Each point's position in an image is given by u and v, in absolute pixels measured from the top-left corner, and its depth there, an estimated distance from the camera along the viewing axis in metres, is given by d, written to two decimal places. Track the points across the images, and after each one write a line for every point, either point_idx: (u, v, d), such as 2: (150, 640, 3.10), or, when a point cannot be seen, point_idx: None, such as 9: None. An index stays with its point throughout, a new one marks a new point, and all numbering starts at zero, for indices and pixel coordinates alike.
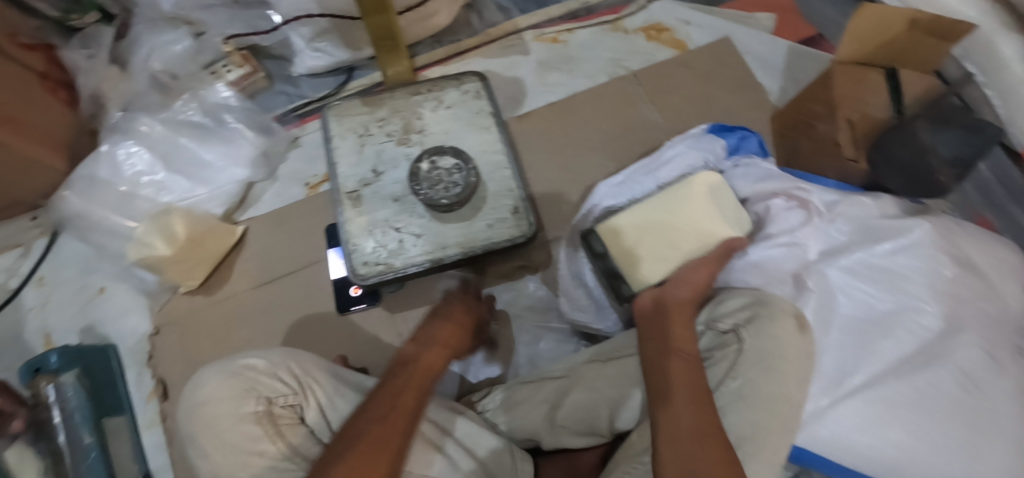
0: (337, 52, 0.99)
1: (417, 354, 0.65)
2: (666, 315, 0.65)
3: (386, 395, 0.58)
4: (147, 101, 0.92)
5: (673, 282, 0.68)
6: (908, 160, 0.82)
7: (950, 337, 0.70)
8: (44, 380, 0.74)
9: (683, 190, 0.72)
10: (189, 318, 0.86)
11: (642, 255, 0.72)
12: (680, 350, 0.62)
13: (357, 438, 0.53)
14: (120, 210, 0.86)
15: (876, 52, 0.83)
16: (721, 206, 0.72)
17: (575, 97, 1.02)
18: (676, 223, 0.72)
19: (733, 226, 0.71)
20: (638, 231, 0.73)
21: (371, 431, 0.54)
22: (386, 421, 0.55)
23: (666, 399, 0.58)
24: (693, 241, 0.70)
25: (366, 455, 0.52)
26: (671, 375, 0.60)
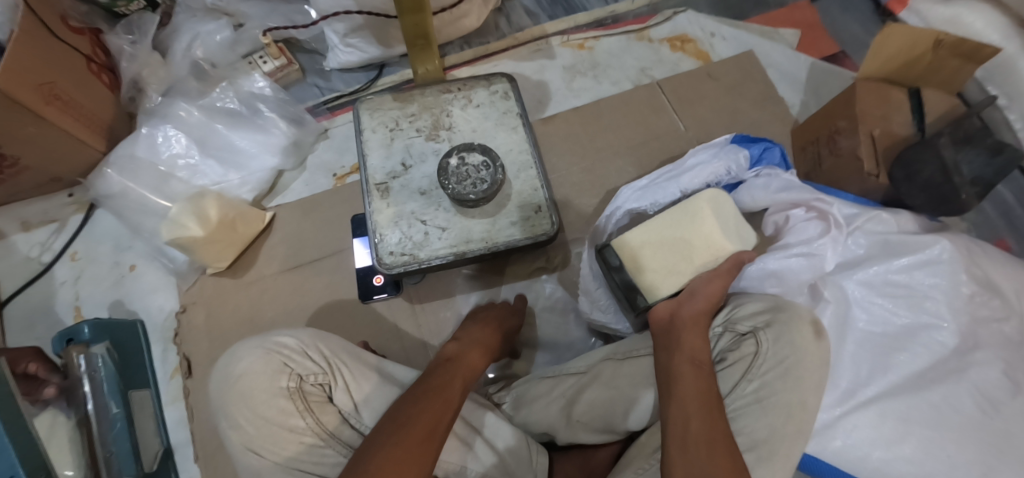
0: (369, 48, 1.01)
1: (460, 353, 0.68)
2: (683, 322, 0.66)
3: (423, 391, 0.60)
4: (186, 87, 0.95)
5: (691, 292, 0.69)
6: (929, 179, 0.77)
7: (966, 355, 0.71)
8: (77, 350, 0.75)
9: (693, 205, 0.71)
10: (216, 299, 0.89)
11: (656, 268, 0.72)
12: (693, 357, 0.63)
13: (391, 431, 0.56)
14: (156, 190, 0.89)
15: (898, 70, 0.86)
16: (732, 220, 0.71)
17: (600, 102, 1.04)
18: (686, 239, 0.71)
19: (741, 240, 0.70)
20: (648, 246, 0.73)
21: (407, 425, 0.56)
22: (422, 416, 0.57)
23: (678, 405, 0.59)
24: (704, 255, 0.70)
25: (399, 448, 0.54)
26: (684, 383, 0.61)
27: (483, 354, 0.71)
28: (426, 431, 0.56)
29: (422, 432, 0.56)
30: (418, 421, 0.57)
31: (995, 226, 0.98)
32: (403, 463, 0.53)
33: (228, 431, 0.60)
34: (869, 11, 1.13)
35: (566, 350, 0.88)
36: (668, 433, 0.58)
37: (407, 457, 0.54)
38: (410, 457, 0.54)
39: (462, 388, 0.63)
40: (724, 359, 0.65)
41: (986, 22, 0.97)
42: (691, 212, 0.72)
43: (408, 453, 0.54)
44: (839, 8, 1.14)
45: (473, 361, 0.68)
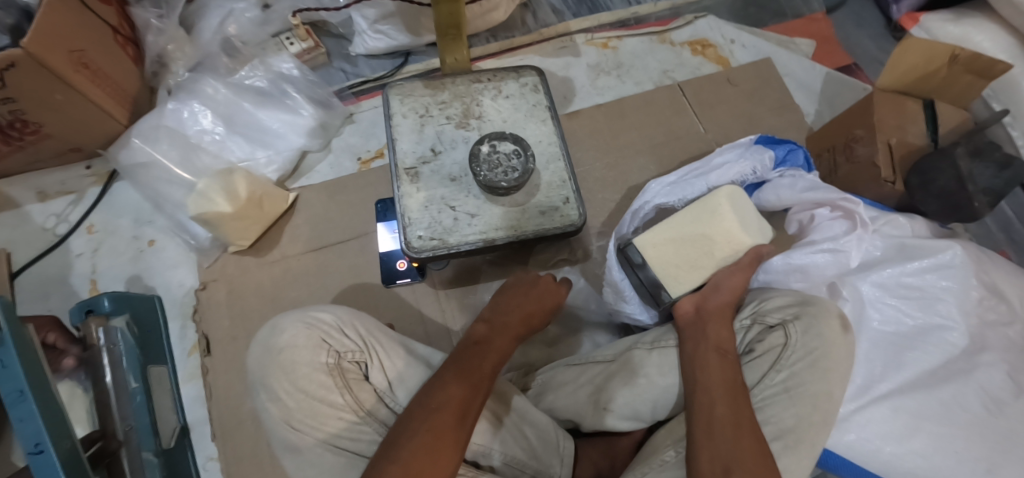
0: (399, 36, 1.02)
1: (489, 336, 0.67)
2: (709, 314, 0.68)
3: (455, 371, 0.60)
4: (214, 64, 0.95)
5: (715, 285, 0.70)
6: (943, 187, 0.81)
7: (974, 356, 0.74)
8: (96, 323, 0.74)
9: (709, 201, 0.72)
10: (239, 278, 0.88)
11: (679, 263, 0.73)
12: (719, 347, 0.65)
13: (426, 408, 0.55)
14: (184, 165, 0.88)
15: (914, 83, 0.90)
16: (747, 213, 0.73)
17: (623, 101, 1.06)
18: (707, 235, 0.71)
19: (757, 233, 0.72)
20: (671, 243, 0.73)
21: (443, 402, 0.56)
22: (456, 394, 0.57)
23: (705, 393, 0.61)
24: (725, 250, 0.71)
25: (435, 425, 0.54)
26: (710, 373, 0.62)
27: (510, 337, 0.69)
28: (461, 409, 0.56)
29: (457, 410, 0.56)
30: (453, 399, 0.56)
31: (996, 239, 1.03)
32: (440, 440, 0.53)
33: (266, 404, 0.59)
34: (881, 28, 1.18)
35: (587, 342, 0.89)
36: (693, 419, 0.60)
37: (444, 434, 0.53)
38: (446, 434, 0.54)
39: (496, 361, 0.64)
40: (753, 350, 0.67)
41: (994, 43, 1.02)
42: (710, 209, 0.72)
43: (445, 430, 0.54)
44: (853, 23, 1.18)
45: (504, 345, 0.67)
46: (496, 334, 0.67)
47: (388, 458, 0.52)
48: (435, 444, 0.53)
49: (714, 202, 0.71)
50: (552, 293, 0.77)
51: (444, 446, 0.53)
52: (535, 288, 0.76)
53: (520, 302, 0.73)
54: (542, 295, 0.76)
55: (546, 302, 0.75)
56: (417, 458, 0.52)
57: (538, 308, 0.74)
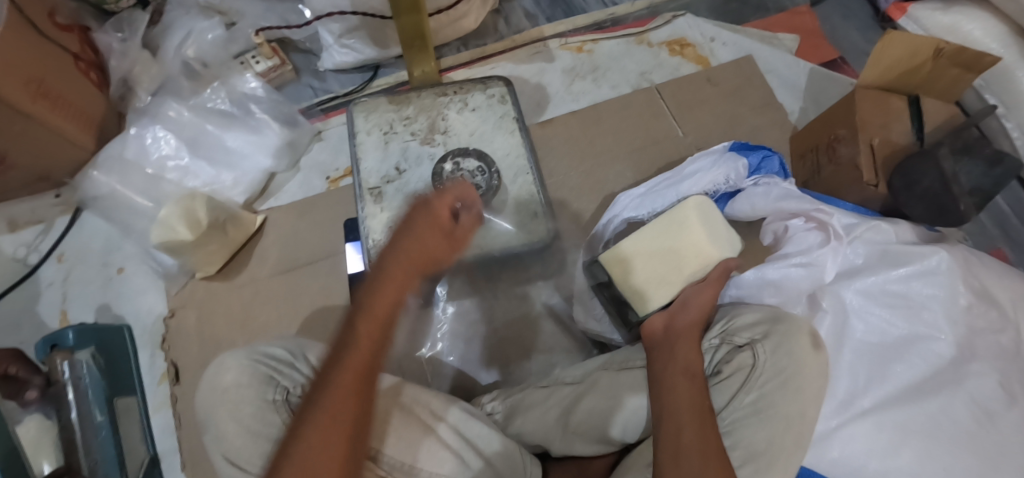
0: (365, 49, 1.00)
1: (363, 293, 0.50)
2: (677, 333, 0.64)
3: (334, 359, 0.49)
4: (176, 87, 0.93)
5: (682, 303, 0.68)
6: (927, 188, 0.77)
7: (963, 366, 0.69)
8: (61, 356, 0.74)
9: (674, 215, 0.71)
10: (207, 302, 0.87)
11: (646, 279, 0.71)
12: (686, 369, 0.61)
13: (304, 417, 0.47)
14: (145, 192, 0.87)
15: (898, 79, 0.86)
16: (717, 226, 0.72)
17: (599, 106, 1.03)
18: (673, 249, 0.71)
19: (726, 247, 0.71)
20: (638, 258, 0.72)
21: (321, 411, 0.46)
22: (335, 395, 0.47)
23: (672, 418, 0.57)
24: (692, 264, 0.70)
25: (313, 440, 0.45)
26: (677, 396, 0.58)
27: (390, 290, 0.50)
28: (344, 406, 0.47)
29: (337, 415, 0.46)
30: (332, 403, 0.47)
31: (991, 235, 0.98)
32: (321, 454, 0.45)
33: (215, 444, 0.58)
34: (868, 19, 1.13)
35: (562, 359, 0.87)
36: (661, 447, 0.55)
37: (325, 446, 0.45)
38: (327, 449, 0.45)
39: (390, 301, 0.50)
40: (719, 372, 0.63)
41: (985, 30, 0.97)
42: (679, 221, 0.71)
43: (329, 441, 0.46)
44: (839, 14, 1.14)
45: (389, 297, 0.50)
46: (379, 285, 0.50)
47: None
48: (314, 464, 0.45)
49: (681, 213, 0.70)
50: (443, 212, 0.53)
51: (326, 460, 0.45)
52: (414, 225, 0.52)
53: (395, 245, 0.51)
54: (428, 224, 0.52)
55: (433, 235, 0.51)
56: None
57: (430, 243, 0.51)
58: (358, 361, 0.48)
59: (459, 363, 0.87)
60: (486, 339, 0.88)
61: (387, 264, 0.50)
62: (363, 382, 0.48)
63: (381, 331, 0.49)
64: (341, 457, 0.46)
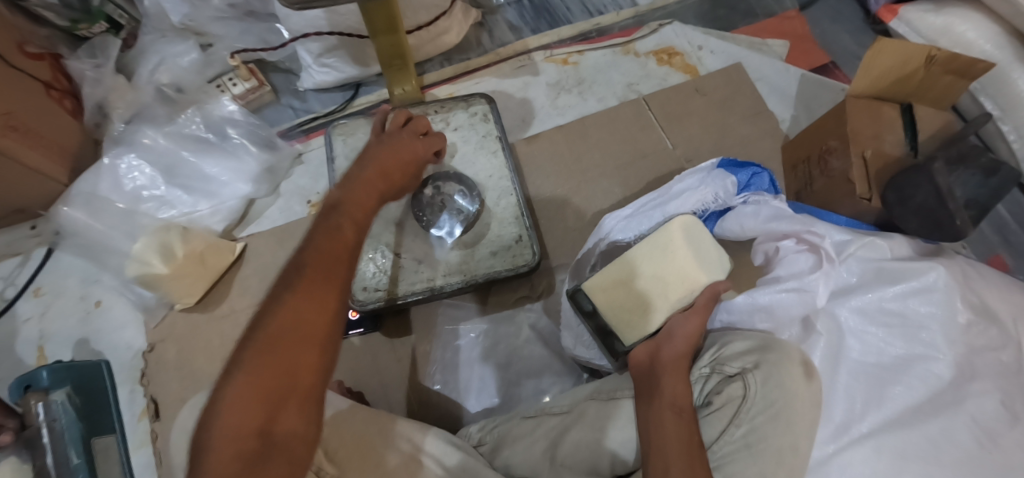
0: (346, 68, 0.98)
1: (342, 200, 0.55)
2: (663, 365, 0.63)
3: (318, 234, 0.51)
4: (152, 113, 0.91)
5: (669, 333, 0.66)
6: (922, 203, 0.74)
7: (962, 386, 0.67)
8: (35, 398, 0.71)
9: (659, 239, 0.71)
10: (188, 337, 0.85)
11: (631, 307, 0.71)
12: (673, 403, 0.59)
13: (288, 279, 0.48)
14: (121, 226, 0.84)
15: (888, 88, 0.84)
16: (703, 249, 0.71)
17: (585, 120, 1.01)
18: (658, 274, 0.70)
19: (713, 270, 0.70)
20: (621, 284, 0.72)
21: (307, 272, 0.48)
22: (322, 259, 0.49)
23: (660, 457, 0.55)
24: (678, 291, 0.69)
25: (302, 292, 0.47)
26: (664, 433, 0.56)
27: (367, 201, 0.56)
28: (332, 273, 0.49)
29: (326, 280, 0.48)
30: (318, 266, 0.49)
31: (990, 242, 0.96)
32: (307, 314, 0.46)
33: None
34: (859, 21, 1.11)
35: (552, 384, 0.85)
36: None
37: (314, 308, 0.47)
38: (316, 307, 0.47)
39: (371, 201, 0.57)
40: (710, 403, 0.61)
41: (980, 32, 0.94)
42: (662, 245, 0.71)
43: (301, 317, 0.46)
44: (829, 18, 1.11)
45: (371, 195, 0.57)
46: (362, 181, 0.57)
47: (237, 354, 0.44)
48: (302, 311, 0.46)
49: (665, 236, 0.70)
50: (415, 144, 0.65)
51: (313, 320, 0.46)
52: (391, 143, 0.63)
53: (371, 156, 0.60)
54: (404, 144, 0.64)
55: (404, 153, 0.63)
56: (280, 334, 0.45)
57: (401, 160, 0.62)
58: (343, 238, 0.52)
59: (447, 390, 0.85)
60: (475, 365, 0.86)
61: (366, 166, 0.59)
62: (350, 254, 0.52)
63: (361, 221, 0.55)
64: (321, 343, 0.46)
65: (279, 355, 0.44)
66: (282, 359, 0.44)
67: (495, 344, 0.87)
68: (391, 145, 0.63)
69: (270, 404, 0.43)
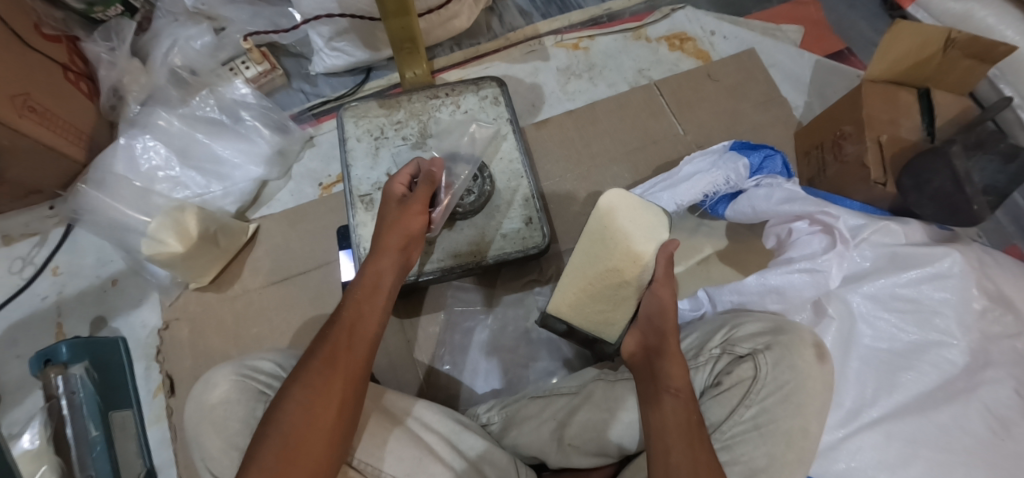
0: (356, 52, 0.98)
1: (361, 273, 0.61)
2: (661, 346, 0.61)
3: (334, 318, 0.58)
4: (166, 95, 0.93)
5: (647, 317, 0.65)
6: (939, 188, 0.73)
7: (976, 374, 0.66)
8: (55, 371, 0.74)
9: (600, 227, 0.70)
10: (199, 314, 0.88)
11: (603, 308, 0.71)
12: (670, 386, 0.57)
13: (308, 362, 0.54)
14: (135, 205, 0.85)
15: (905, 73, 0.82)
16: (643, 216, 0.69)
17: (596, 105, 1.01)
18: (612, 268, 0.69)
19: (654, 237, 0.68)
20: (583, 289, 0.71)
21: (321, 359, 0.54)
22: (339, 341, 0.55)
23: (660, 437, 0.54)
24: (634, 271, 0.68)
25: (321, 372, 0.53)
26: (663, 415, 0.55)
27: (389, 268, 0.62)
28: (341, 357, 0.54)
29: (337, 361, 0.54)
30: (335, 351, 0.54)
31: (1007, 232, 0.94)
32: (318, 397, 0.52)
33: (203, 464, 0.57)
34: (876, 7, 1.09)
35: (559, 367, 0.85)
36: (651, 467, 0.53)
37: (328, 388, 0.52)
38: (329, 391, 0.52)
39: (382, 275, 0.61)
40: (719, 384, 0.61)
41: (1000, 17, 0.92)
42: (602, 237, 0.69)
43: (330, 374, 0.53)
44: (845, 4, 1.09)
45: (384, 275, 0.62)
46: (376, 255, 0.62)
47: (284, 396, 0.52)
48: (317, 391, 0.52)
49: (594, 225, 0.69)
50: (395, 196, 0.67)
51: (328, 397, 0.52)
52: (385, 208, 0.66)
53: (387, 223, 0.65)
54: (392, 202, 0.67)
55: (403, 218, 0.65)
56: (298, 417, 0.50)
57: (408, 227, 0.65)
58: (353, 319, 0.57)
59: (455, 371, 0.85)
60: (482, 350, 0.87)
61: (380, 240, 0.63)
62: (362, 326, 0.57)
63: (375, 294, 0.60)
64: (343, 394, 0.53)
65: (294, 432, 0.50)
66: (304, 416, 0.51)
67: (503, 328, 0.88)
68: (386, 213, 0.66)
69: (303, 445, 0.50)
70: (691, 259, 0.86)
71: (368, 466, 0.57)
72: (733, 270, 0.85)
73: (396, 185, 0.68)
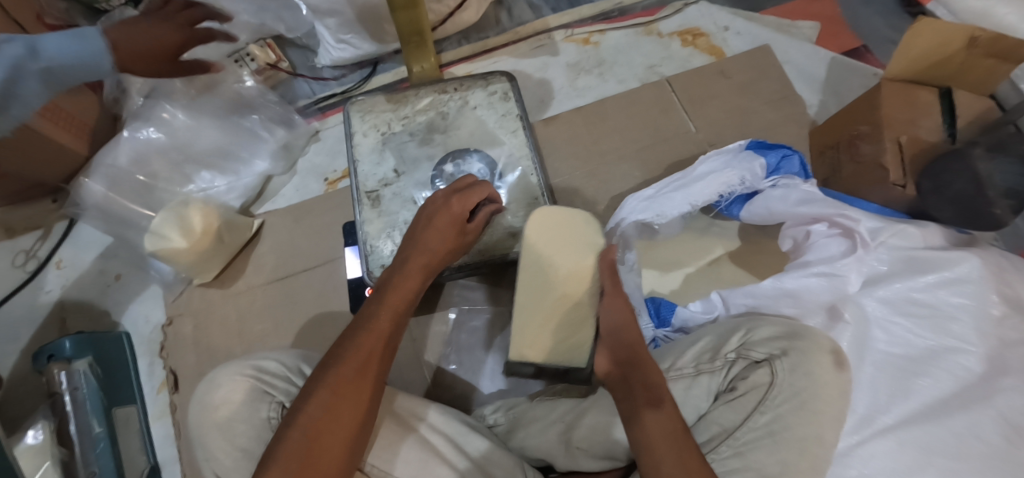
0: (363, 44, 0.96)
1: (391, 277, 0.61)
2: (636, 359, 0.60)
3: (360, 322, 0.56)
4: (169, 87, 0.89)
5: (611, 333, 0.63)
6: (960, 192, 0.71)
7: (994, 382, 0.64)
8: (57, 367, 0.73)
9: (541, 259, 0.71)
10: (204, 310, 0.87)
11: (566, 336, 0.70)
12: (651, 398, 0.55)
13: (335, 365, 0.53)
14: (143, 201, 0.86)
15: (926, 71, 0.80)
16: (574, 234, 0.72)
17: (606, 102, 0.99)
18: (561, 294, 0.70)
19: (593, 249, 0.71)
20: (542, 323, 0.70)
21: (349, 364, 0.53)
22: (366, 346, 0.54)
23: (648, 454, 0.51)
24: (579, 288, 0.70)
25: (348, 377, 0.52)
26: (647, 430, 0.53)
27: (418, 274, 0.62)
28: (372, 365, 0.54)
29: (367, 369, 0.53)
30: (363, 356, 0.53)
31: None
32: (344, 403, 0.51)
33: (206, 464, 0.57)
34: None
35: None
36: None
37: (356, 395, 0.52)
38: (357, 397, 0.52)
39: (415, 285, 0.61)
40: (734, 389, 0.60)
41: None
42: (542, 265, 0.71)
43: (356, 381, 0.52)
44: None
45: (414, 282, 0.62)
46: (407, 263, 0.62)
47: (307, 397, 0.51)
48: (344, 397, 0.51)
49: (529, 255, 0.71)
50: (457, 215, 0.66)
51: (353, 404, 0.51)
52: (443, 216, 0.66)
53: (431, 231, 0.64)
54: (447, 222, 0.66)
55: (452, 231, 0.66)
56: (323, 422, 0.50)
57: (452, 239, 0.66)
58: (385, 327, 0.56)
59: (461, 371, 0.85)
60: (488, 350, 0.86)
61: (409, 249, 0.63)
62: (392, 336, 0.57)
63: (407, 303, 0.60)
64: (368, 401, 0.52)
65: (322, 440, 0.49)
66: (329, 420, 0.50)
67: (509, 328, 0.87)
68: (440, 223, 0.65)
69: (325, 451, 0.49)
70: (701, 260, 0.85)
71: (375, 468, 0.57)
72: (745, 272, 0.84)
73: (462, 208, 0.67)
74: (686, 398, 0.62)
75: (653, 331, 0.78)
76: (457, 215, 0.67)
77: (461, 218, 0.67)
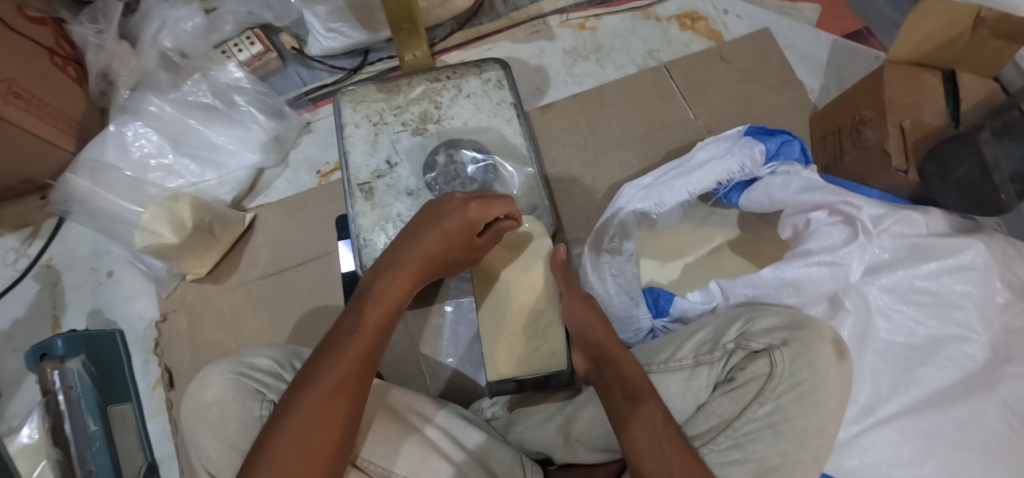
0: (353, 33, 0.93)
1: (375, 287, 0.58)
2: (606, 355, 0.61)
3: (337, 338, 0.53)
4: (156, 80, 0.89)
5: (579, 332, 0.66)
6: (964, 176, 0.70)
7: (996, 369, 0.64)
8: (50, 366, 0.72)
9: (497, 278, 0.72)
10: (198, 306, 0.86)
11: (536, 347, 0.70)
12: (626, 392, 0.56)
13: (307, 388, 0.49)
14: (128, 196, 0.83)
15: (932, 53, 0.78)
16: (518, 245, 0.73)
17: (604, 89, 0.97)
18: (518, 305, 0.71)
19: (540, 256, 0.72)
20: (511, 339, 0.70)
21: (322, 385, 0.49)
22: (341, 366, 0.51)
23: (636, 461, 0.52)
24: (531, 298, 0.71)
25: (319, 400, 0.49)
26: (633, 440, 0.53)
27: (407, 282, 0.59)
28: (347, 386, 0.50)
29: (341, 391, 0.50)
30: (337, 377, 0.50)
31: None
32: (317, 429, 0.48)
33: (200, 463, 0.56)
34: None
35: None
36: None
37: (328, 420, 0.49)
38: (328, 421, 0.49)
39: (400, 294, 0.58)
40: (733, 379, 0.58)
41: None
42: (495, 287, 0.72)
43: (328, 404, 0.49)
44: None
45: (401, 291, 0.58)
46: (393, 272, 0.59)
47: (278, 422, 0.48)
48: (315, 422, 0.48)
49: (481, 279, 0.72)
50: (465, 224, 0.62)
51: (326, 428, 0.48)
52: (448, 222, 0.62)
53: (424, 239, 0.60)
54: (458, 230, 0.62)
55: (452, 238, 0.62)
56: (293, 448, 0.47)
57: (449, 247, 0.61)
58: (363, 344, 0.53)
59: (459, 364, 0.84)
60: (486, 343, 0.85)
61: (398, 255, 0.60)
62: (371, 352, 0.54)
63: (388, 316, 0.57)
64: (342, 425, 0.49)
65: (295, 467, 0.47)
66: (301, 447, 0.47)
67: None
68: (442, 229, 0.61)
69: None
70: (702, 249, 0.84)
71: (372, 465, 0.55)
72: (745, 261, 0.82)
73: (478, 216, 0.63)
74: (686, 389, 0.60)
75: (653, 322, 0.76)
76: (471, 222, 0.62)
77: (474, 228, 0.63)
